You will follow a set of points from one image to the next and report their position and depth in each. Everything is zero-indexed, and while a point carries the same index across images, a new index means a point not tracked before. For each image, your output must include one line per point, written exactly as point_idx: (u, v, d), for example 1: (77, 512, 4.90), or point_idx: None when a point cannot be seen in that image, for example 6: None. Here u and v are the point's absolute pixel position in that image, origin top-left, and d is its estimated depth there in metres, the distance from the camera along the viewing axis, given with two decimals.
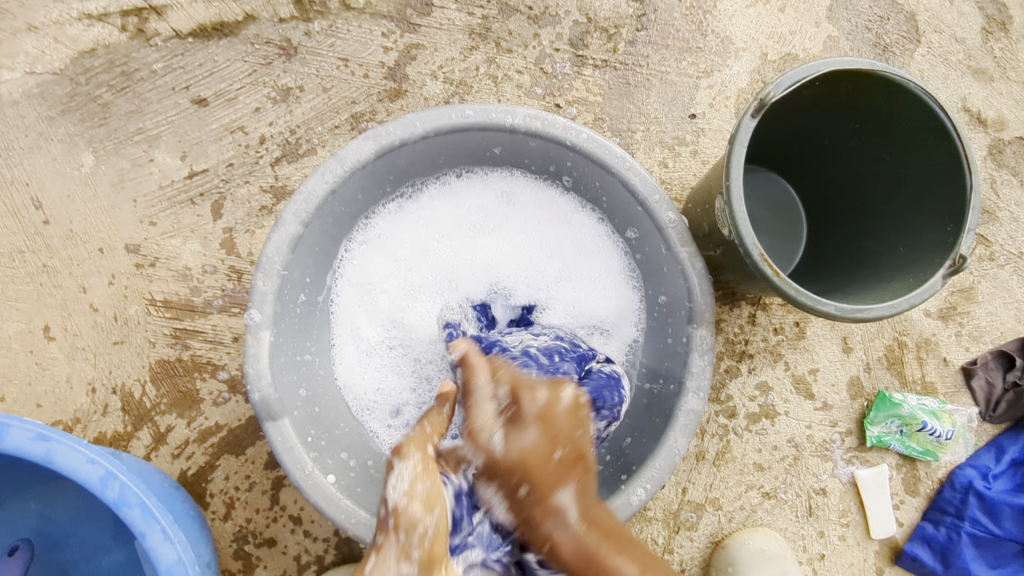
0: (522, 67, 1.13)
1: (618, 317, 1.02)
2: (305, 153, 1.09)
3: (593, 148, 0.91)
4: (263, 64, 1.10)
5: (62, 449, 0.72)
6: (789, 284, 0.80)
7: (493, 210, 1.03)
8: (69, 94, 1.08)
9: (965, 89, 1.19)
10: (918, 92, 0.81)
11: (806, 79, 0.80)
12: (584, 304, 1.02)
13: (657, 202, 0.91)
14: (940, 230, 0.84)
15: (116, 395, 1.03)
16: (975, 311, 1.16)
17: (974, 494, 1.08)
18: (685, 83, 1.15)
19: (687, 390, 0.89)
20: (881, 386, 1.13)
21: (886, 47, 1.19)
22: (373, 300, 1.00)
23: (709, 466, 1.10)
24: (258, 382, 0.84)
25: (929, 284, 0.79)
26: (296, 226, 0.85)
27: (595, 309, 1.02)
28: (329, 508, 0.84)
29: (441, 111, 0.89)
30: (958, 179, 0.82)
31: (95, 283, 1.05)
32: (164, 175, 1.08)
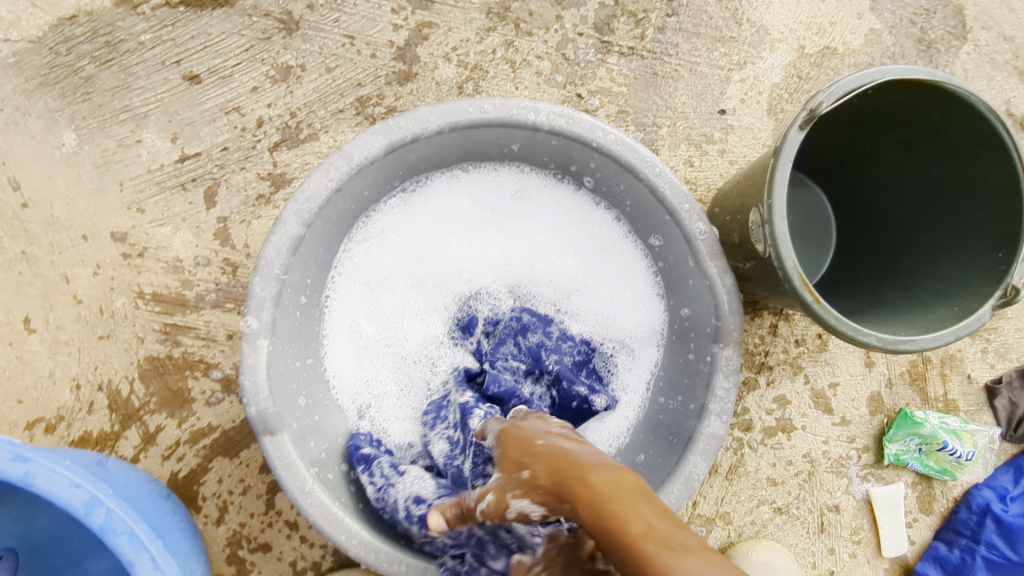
0: (543, 52, 1.05)
1: (642, 335, 0.95)
2: (306, 138, 1.01)
3: (621, 152, 0.83)
4: (261, 39, 1.01)
5: (42, 471, 0.66)
6: (829, 310, 0.75)
7: (507, 208, 0.95)
8: (49, 65, 0.99)
9: (1010, 91, 1.12)
10: (979, 106, 0.74)
11: (861, 88, 0.73)
12: (606, 310, 0.95)
13: (687, 212, 0.83)
14: (990, 255, 0.79)
15: (102, 392, 0.97)
16: (1003, 328, 1.11)
17: (991, 517, 1.05)
18: (716, 75, 1.08)
19: (709, 412, 0.83)
20: (902, 403, 1.09)
21: (930, 43, 1.11)
22: (374, 303, 0.93)
23: (721, 480, 1.06)
24: (255, 394, 0.77)
25: (977, 315, 0.74)
26: (298, 227, 0.79)
27: (615, 320, 0.95)
28: (330, 528, 0.77)
29: (457, 104, 0.82)
30: (1015, 202, 0.76)
31: (79, 273, 0.98)
32: (153, 158, 1.00)
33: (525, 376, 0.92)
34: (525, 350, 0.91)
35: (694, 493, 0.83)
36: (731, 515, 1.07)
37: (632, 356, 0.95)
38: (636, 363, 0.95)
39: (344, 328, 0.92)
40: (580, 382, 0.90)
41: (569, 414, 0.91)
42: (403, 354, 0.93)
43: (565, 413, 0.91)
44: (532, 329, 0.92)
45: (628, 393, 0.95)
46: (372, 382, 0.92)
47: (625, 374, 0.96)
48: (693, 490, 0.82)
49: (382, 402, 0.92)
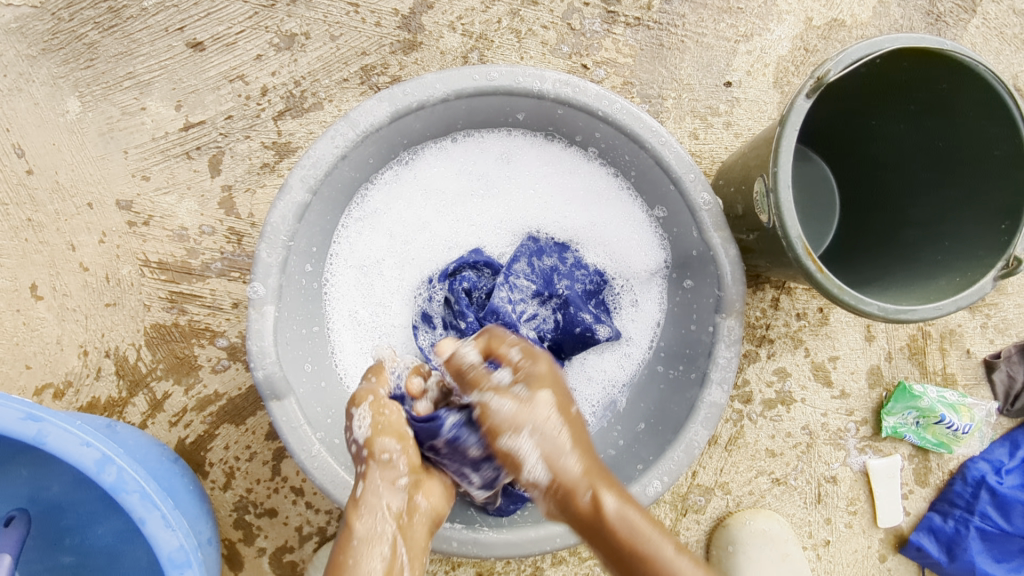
0: (548, 22, 1.04)
1: (643, 271, 0.96)
2: (310, 107, 1.01)
3: (627, 121, 0.83)
4: (265, 7, 1.01)
5: (54, 430, 0.67)
6: (832, 280, 0.75)
7: (495, 172, 0.95)
8: (51, 30, 0.98)
9: (1018, 66, 1.12)
10: (988, 76, 0.74)
11: (869, 56, 0.73)
12: (609, 249, 0.96)
13: (692, 181, 0.84)
14: (993, 226, 0.79)
15: (109, 359, 0.98)
16: (1003, 303, 1.12)
17: (985, 489, 1.06)
18: (722, 47, 1.07)
19: (709, 381, 0.84)
20: (901, 376, 1.10)
21: (939, 16, 1.11)
22: (371, 277, 0.93)
23: (720, 451, 1.08)
24: (262, 359, 0.78)
25: (978, 286, 0.74)
26: (303, 193, 0.79)
27: (622, 261, 0.96)
28: (336, 491, 0.79)
29: (462, 71, 0.81)
30: (1019, 173, 0.76)
31: (85, 240, 0.99)
32: (157, 126, 1.00)
33: (533, 296, 0.94)
34: (538, 271, 0.94)
35: (694, 460, 0.84)
36: (730, 485, 1.08)
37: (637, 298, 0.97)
38: (640, 313, 0.97)
39: (341, 303, 0.92)
40: (585, 310, 0.94)
41: (569, 337, 0.94)
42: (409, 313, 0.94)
43: (567, 337, 0.94)
44: (546, 253, 0.95)
45: (631, 341, 0.98)
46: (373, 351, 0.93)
47: (631, 324, 0.98)
48: (693, 457, 0.83)
49: None
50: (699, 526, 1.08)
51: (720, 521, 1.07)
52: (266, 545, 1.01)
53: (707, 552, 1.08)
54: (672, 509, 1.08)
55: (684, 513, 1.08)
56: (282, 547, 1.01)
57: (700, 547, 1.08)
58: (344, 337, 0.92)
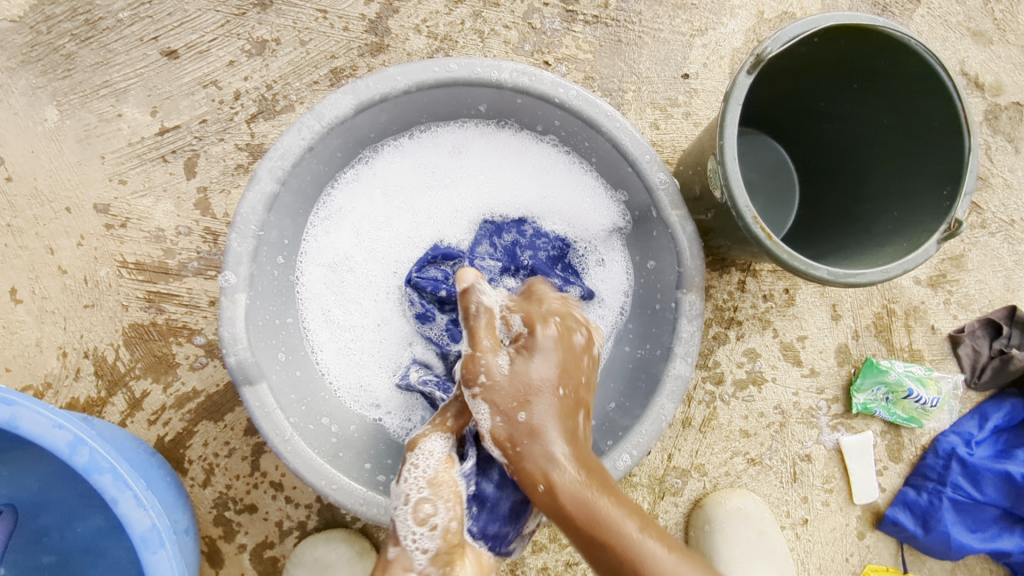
0: (510, 21, 1.09)
1: (603, 237, 0.99)
2: (282, 110, 1.04)
3: (582, 106, 0.86)
4: (236, 15, 1.05)
5: (28, 414, 0.69)
6: (782, 248, 0.79)
7: (451, 162, 0.98)
8: (30, 43, 1.02)
9: (963, 52, 1.17)
10: (919, 49, 0.78)
11: (805, 35, 0.77)
12: (568, 221, 0.99)
13: (648, 162, 0.86)
14: (936, 193, 0.83)
15: (88, 360, 1.00)
16: (964, 279, 1.15)
17: (957, 460, 1.08)
18: (679, 41, 1.12)
19: (674, 355, 0.86)
20: (869, 353, 1.12)
21: (885, 7, 1.16)
22: (339, 275, 0.95)
23: (695, 433, 1.09)
24: (234, 345, 0.80)
25: (923, 249, 0.77)
26: (272, 184, 0.82)
27: (581, 229, 0.99)
28: (309, 475, 0.81)
29: (422, 64, 0.85)
30: (956, 140, 0.80)
31: (63, 244, 1.01)
32: (133, 132, 1.03)
33: (502, 273, 0.97)
34: (501, 249, 0.97)
35: (662, 433, 0.85)
36: (706, 467, 1.09)
37: (600, 267, 1.00)
38: (609, 277, 1.00)
39: (314, 299, 0.94)
40: (554, 276, 0.96)
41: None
42: (377, 302, 0.96)
43: None
44: (506, 230, 0.98)
45: (603, 306, 1.00)
46: (346, 342, 0.95)
47: (599, 293, 1.00)
48: (662, 430, 0.85)
49: (357, 358, 0.95)
50: (677, 508, 1.09)
51: (697, 502, 1.08)
52: (246, 542, 1.01)
53: (686, 534, 1.09)
54: (650, 492, 1.09)
55: (662, 496, 1.08)
56: (263, 542, 1.02)
57: (678, 530, 1.09)
58: (317, 329, 0.94)
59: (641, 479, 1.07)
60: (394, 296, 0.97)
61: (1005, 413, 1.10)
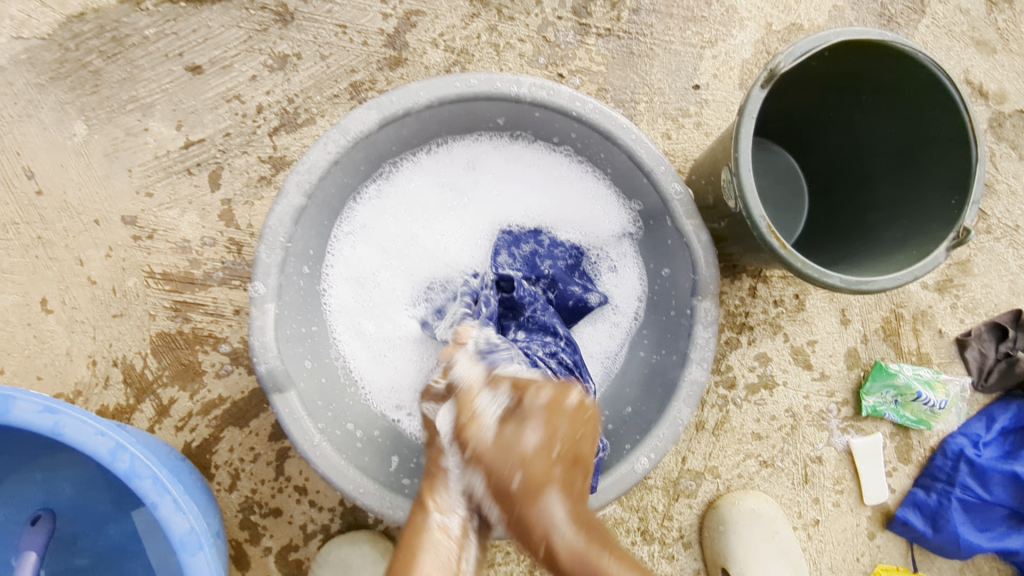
0: (525, 35, 1.11)
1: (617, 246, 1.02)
2: (303, 123, 1.07)
3: (599, 119, 0.89)
4: (259, 31, 1.07)
5: (71, 422, 0.71)
6: (795, 256, 0.81)
7: (468, 173, 1.01)
8: (59, 60, 1.05)
9: (968, 61, 1.20)
10: (927, 62, 0.81)
11: (816, 49, 0.80)
12: (582, 230, 1.02)
13: (663, 173, 0.89)
14: (944, 203, 0.85)
15: (117, 368, 1.03)
16: (970, 284, 1.17)
17: (965, 461, 1.10)
18: (689, 53, 1.14)
19: (690, 360, 0.89)
20: (878, 356, 1.15)
21: (891, 18, 1.19)
22: (362, 283, 0.98)
23: (708, 436, 1.12)
24: (264, 353, 0.83)
25: (933, 257, 0.80)
26: (299, 197, 0.84)
27: (596, 239, 1.02)
28: (337, 479, 0.83)
29: (444, 79, 0.87)
30: (964, 151, 0.82)
31: (92, 255, 1.04)
32: (160, 146, 1.06)
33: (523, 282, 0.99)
34: (520, 258, 0.99)
35: (679, 437, 0.88)
36: (719, 469, 1.12)
37: (613, 272, 1.03)
38: (623, 286, 1.02)
39: (340, 308, 0.97)
40: (574, 283, 1.00)
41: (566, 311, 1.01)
42: (400, 309, 0.99)
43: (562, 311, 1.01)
44: (523, 240, 1.00)
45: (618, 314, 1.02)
46: (368, 348, 0.98)
47: (613, 296, 1.03)
48: (678, 434, 0.87)
49: (380, 364, 0.98)
50: (691, 510, 1.11)
51: (711, 503, 1.10)
52: (271, 545, 1.04)
53: (701, 535, 1.11)
54: (665, 494, 1.11)
55: (677, 498, 1.11)
56: (288, 545, 1.04)
57: (693, 531, 1.11)
58: (341, 336, 0.97)
59: (656, 481, 1.10)
60: (416, 304, 1.00)
61: (1011, 415, 1.13)
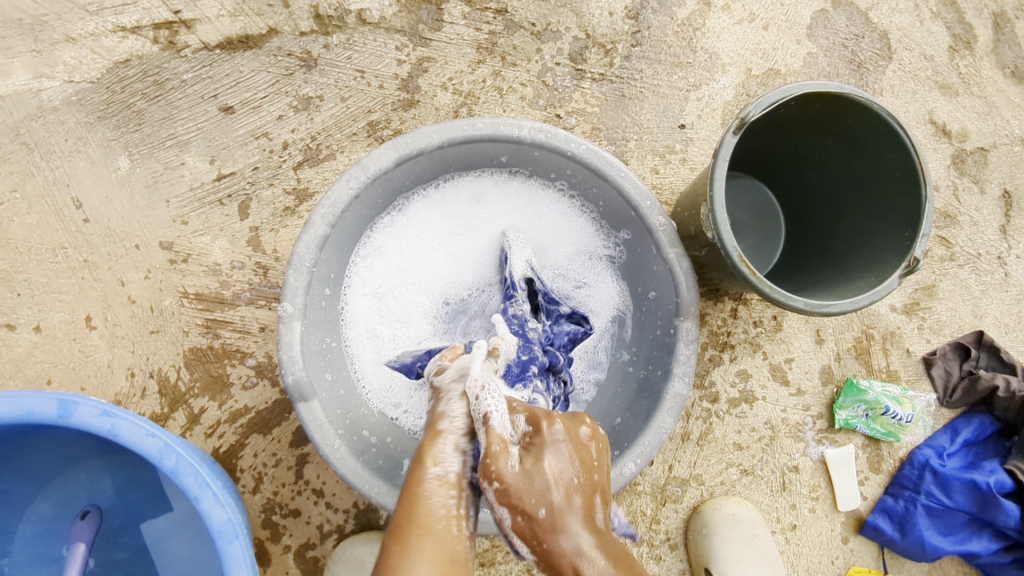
0: (526, 79, 1.23)
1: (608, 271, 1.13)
2: (325, 158, 1.18)
3: (591, 159, 0.99)
4: (286, 75, 1.19)
5: (126, 424, 0.81)
6: (764, 282, 0.92)
7: (473, 206, 1.11)
8: (106, 101, 1.16)
9: (932, 103, 1.31)
10: (880, 112, 0.91)
11: (782, 100, 0.90)
12: (577, 257, 1.14)
13: (648, 208, 0.99)
14: (899, 235, 0.95)
15: (153, 379, 1.13)
16: (936, 307, 1.27)
17: (930, 470, 1.19)
18: (676, 95, 1.26)
19: (673, 375, 0.98)
20: (850, 374, 1.24)
21: (860, 64, 1.31)
22: (378, 303, 1.09)
23: (693, 446, 1.21)
24: (291, 366, 0.93)
25: (886, 283, 0.90)
26: (324, 227, 0.95)
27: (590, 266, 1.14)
28: (354, 479, 0.93)
29: (453, 123, 0.98)
30: (915, 189, 0.93)
31: (132, 277, 1.15)
32: (195, 178, 1.17)
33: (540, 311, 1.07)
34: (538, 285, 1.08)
35: (663, 444, 0.97)
36: (703, 476, 1.21)
37: (603, 294, 1.13)
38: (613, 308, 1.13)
39: (358, 325, 1.07)
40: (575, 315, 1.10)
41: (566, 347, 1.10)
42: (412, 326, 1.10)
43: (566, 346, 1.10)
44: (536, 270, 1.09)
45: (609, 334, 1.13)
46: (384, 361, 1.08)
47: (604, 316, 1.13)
48: (662, 441, 0.97)
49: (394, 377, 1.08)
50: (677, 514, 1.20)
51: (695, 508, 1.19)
52: (290, 543, 1.13)
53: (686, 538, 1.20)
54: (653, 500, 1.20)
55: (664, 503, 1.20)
56: (305, 543, 1.13)
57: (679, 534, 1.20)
58: (358, 352, 1.07)
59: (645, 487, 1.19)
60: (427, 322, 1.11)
61: (974, 428, 1.22)
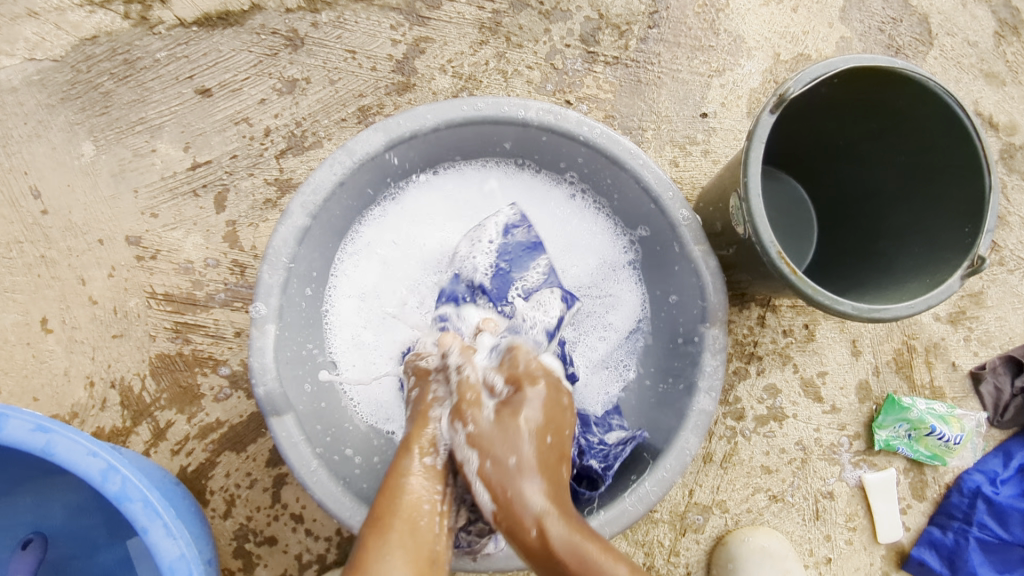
0: (533, 62, 1.12)
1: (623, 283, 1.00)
2: (310, 146, 1.07)
3: (607, 144, 0.88)
4: (269, 55, 1.08)
5: (63, 441, 0.71)
6: (806, 282, 0.80)
7: (475, 199, 1.00)
8: (70, 81, 1.05)
9: (977, 93, 1.20)
10: (936, 90, 0.80)
11: (826, 76, 0.79)
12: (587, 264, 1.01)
13: (671, 199, 0.88)
14: (957, 231, 0.84)
15: (114, 390, 1.01)
16: (984, 316, 1.15)
17: (982, 498, 1.07)
18: (697, 81, 1.14)
19: (698, 390, 0.86)
20: (890, 389, 1.12)
21: (899, 49, 1.19)
22: (367, 305, 0.97)
23: (716, 469, 1.09)
24: (263, 376, 0.81)
25: (946, 285, 0.78)
26: (303, 218, 0.83)
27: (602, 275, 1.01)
28: (333, 506, 0.81)
29: (451, 103, 0.87)
30: (976, 179, 0.81)
31: (95, 275, 1.03)
32: (167, 167, 1.06)
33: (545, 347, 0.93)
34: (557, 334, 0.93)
35: (687, 468, 0.85)
36: (727, 503, 1.08)
37: (615, 300, 1.01)
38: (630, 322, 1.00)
39: (343, 330, 0.96)
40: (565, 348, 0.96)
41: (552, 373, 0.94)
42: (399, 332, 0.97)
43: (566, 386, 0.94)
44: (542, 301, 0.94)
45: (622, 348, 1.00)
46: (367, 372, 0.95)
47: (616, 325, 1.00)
48: (686, 465, 0.84)
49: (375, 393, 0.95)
50: (698, 546, 1.08)
51: (720, 539, 1.07)
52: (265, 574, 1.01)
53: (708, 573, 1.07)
54: (671, 529, 1.08)
55: (683, 533, 1.08)
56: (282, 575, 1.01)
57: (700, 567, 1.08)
58: (342, 359, 0.95)
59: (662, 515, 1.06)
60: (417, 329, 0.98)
61: None
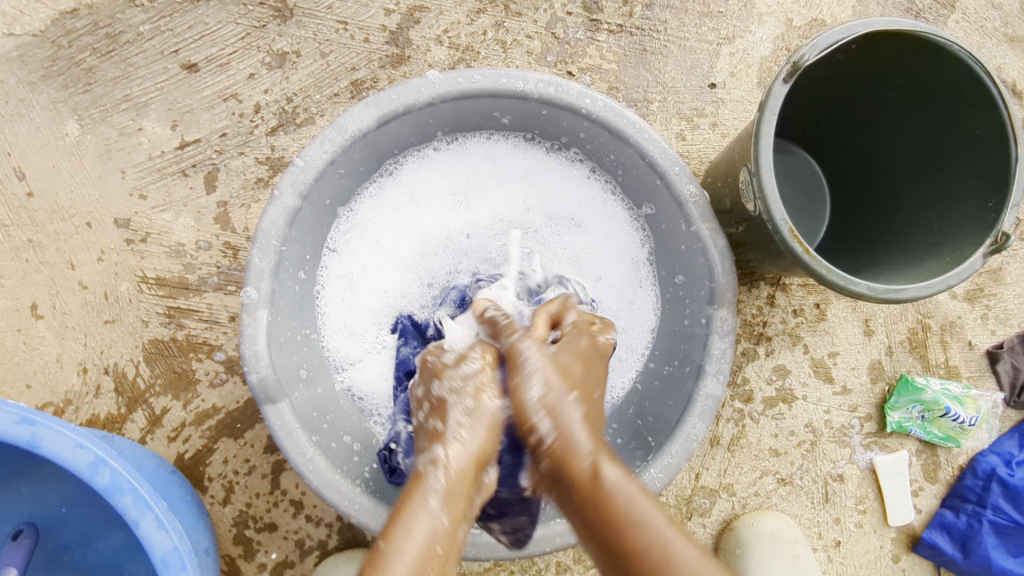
0: (533, 31, 1.07)
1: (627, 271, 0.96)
2: (302, 123, 1.03)
3: (611, 117, 0.84)
4: (256, 27, 1.04)
5: (48, 433, 0.69)
6: (820, 262, 0.76)
7: (486, 173, 0.96)
8: (52, 57, 1.02)
9: (1000, 59, 1.14)
10: (961, 54, 0.75)
11: (844, 40, 0.74)
12: (586, 249, 0.97)
13: (677, 174, 0.83)
14: (981, 206, 0.79)
15: (108, 376, 0.99)
16: (1002, 294, 1.11)
17: (997, 481, 1.05)
18: (705, 50, 1.09)
19: (705, 373, 0.83)
20: (903, 369, 1.09)
21: (918, 13, 1.13)
22: (361, 288, 0.93)
23: (723, 452, 1.06)
24: (255, 362, 0.78)
25: (968, 263, 0.74)
26: (294, 199, 0.79)
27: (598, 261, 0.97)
28: (330, 495, 0.78)
29: (447, 75, 0.82)
30: (1002, 150, 0.76)
31: (84, 259, 1.01)
32: (154, 146, 1.02)
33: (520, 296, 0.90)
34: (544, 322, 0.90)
35: (694, 454, 0.82)
36: (734, 486, 1.06)
37: (622, 292, 0.97)
38: (635, 311, 0.96)
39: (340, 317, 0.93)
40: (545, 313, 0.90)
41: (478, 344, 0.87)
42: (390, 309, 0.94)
43: None
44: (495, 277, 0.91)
45: (628, 333, 0.96)
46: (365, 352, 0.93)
47: (622, 319, 0.97)
48: (694, 451, 0.81)
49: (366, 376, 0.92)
50: (704, 529, 1.06)
51: (728, 524, 1.05)
52: (266, 561, 1.00)
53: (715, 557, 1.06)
54: (677, 512, 1.06)
55: (689, 517, 1.06)
56: (283, 562, 1.00)
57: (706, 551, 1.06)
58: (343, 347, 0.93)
59: (668, 499, 1.05)
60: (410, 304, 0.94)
61: None
